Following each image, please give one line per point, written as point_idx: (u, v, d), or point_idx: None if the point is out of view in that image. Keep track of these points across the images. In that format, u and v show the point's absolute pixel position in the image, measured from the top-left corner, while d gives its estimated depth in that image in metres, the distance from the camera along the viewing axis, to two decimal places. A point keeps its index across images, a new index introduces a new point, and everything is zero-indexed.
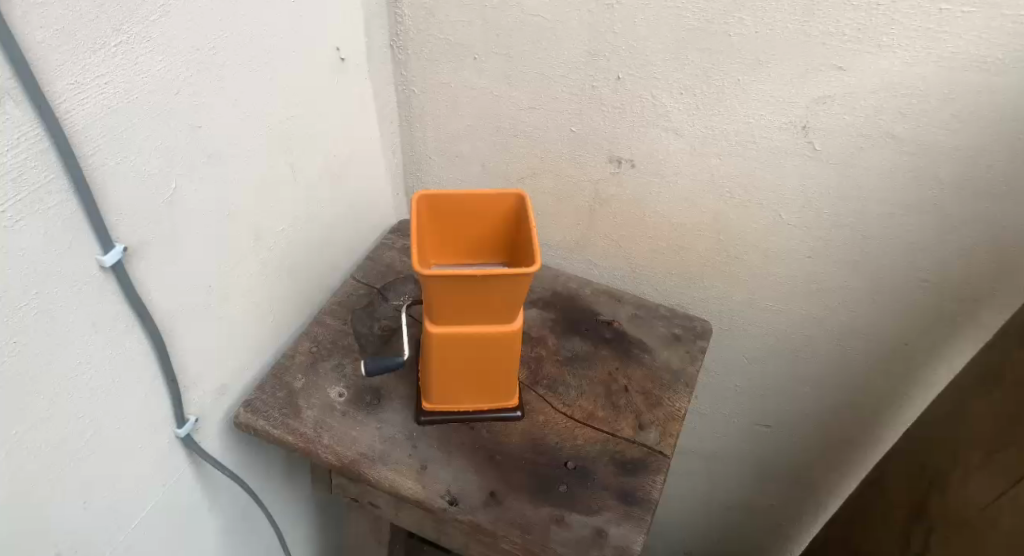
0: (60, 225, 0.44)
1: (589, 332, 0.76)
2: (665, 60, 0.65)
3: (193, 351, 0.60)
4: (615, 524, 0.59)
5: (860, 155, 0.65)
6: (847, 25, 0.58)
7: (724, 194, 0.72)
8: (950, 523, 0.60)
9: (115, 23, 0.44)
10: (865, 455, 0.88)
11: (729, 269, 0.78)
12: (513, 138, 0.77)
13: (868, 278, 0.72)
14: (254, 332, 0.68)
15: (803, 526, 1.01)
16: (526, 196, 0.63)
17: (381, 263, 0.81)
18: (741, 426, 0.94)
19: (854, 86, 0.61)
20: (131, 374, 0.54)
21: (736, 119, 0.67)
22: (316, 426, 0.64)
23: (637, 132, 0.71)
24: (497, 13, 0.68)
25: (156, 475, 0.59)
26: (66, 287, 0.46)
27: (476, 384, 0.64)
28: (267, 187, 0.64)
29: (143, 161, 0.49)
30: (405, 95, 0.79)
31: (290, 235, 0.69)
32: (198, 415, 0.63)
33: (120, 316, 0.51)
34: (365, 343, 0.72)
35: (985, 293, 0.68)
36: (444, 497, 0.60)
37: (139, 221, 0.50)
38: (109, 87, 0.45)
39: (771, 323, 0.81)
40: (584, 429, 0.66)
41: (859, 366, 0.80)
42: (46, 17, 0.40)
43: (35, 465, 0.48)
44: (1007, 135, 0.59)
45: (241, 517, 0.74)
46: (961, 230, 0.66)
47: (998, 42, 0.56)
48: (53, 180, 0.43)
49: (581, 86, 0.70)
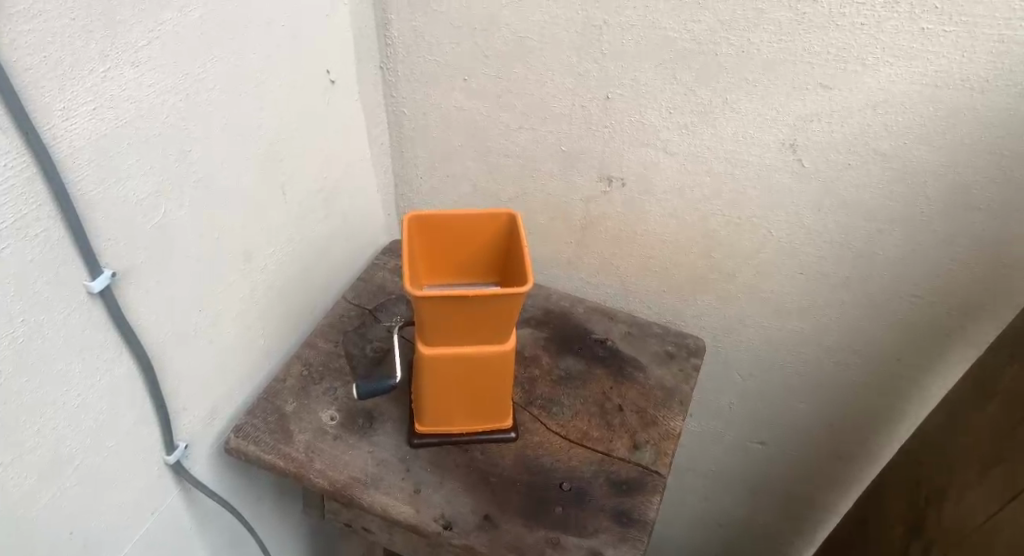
0: (48, 251, 0.44)
1: (582, 350, 0.76)
2: (653, 80, 0.66)
3: (182, 376, 0.59)
4: (611, 546, 0.58)
5: (849, 173, 0.65)
6: (833, 44, 0.59)
7: (713, 211, 0.72)
8: (948, 539, 0.60)
9: (103, 49, 0.44)
10: (861, 472, 0.87)
11: (721, 285, 0.78)
12: (503, 158, 0.77)
13: (860, 294, 0.72)
14: (245, 356, 0.67)
15: (804, 544, 1.00)
16: (518, 215, 0.63)
17: (373, 283, 0.81)
18: (737, 444, 0.93)
19: (841, 104, 0.61)
20: (120, 400, 0.53)
21: (725, 137, 0.67)
22: (308, 450, 0.63)
23: (626, 150, 0.71)
24: (486, 35, 0.69)
25: (145, 503, 0.59)
26: (54, 315, 0.46)
27: (470, 405, 0.63)
28: (258, 211, 0.63)
29: (132, 186, 0.49)
30: (395, 116, 0.79)
31: (280, 258, 0.69)
32: (187, 441, 0.62)
33: (108, 342, 0.51)
34: (357, 365, 0.71)
35: (977, 307, 0.68)
36: (438, 521, 0.59)
37: (127, 246, 0.50)
38: (98, 112, 0.45)
39: (764, 340, 0.80)
40: (579, 450, 0.65)
41: (854, 382, 0.79)
42: (33, 44, 0.40)
43: (19, 494, 0.47)
44: (993, 152, 0.59)
45: (232, 543, 0.74)
46: (951, 246, 0.65)
47: (981, 60, 0.56)
48: (41, 206, 0.43)
49: (570, 106, 0.70)
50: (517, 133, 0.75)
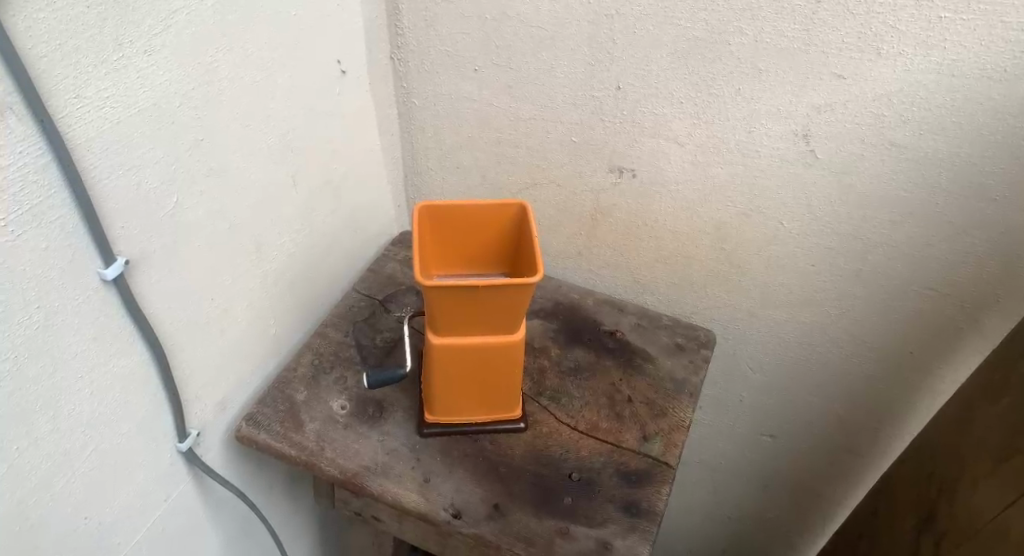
0: (62, 239, 0.45)
1: (591, 342, 0.76)
2: (665, 70, 0.65)
3: (194, 365, 0.60)
4: (620, 537, 0.58)
5: (862, 163, 0.64)
6: (848, 34, 0.58)
7: (724, 202, 0.72)
8: (958, 533, 0.59)
9: (116, 38, 0.45)
10: (872, 466, 0.87)
11: (731, 278, 0.77)
12: (513, 149, 0.77)
13: (873, 286, 0.72)
14: (255, 345, 0.68)
15: (813, 538, 1.00)
16: (528, 205, 0.63)
17: (383, 274, 0.82)
18: (745, 436, 0.93)
19: (855, 94, 0.61)
20: (133, 388, 0.54)
21: (737, 128, 0.66)
22: (318, 439, 0.64)
23: (637, 141, 0.71)
24: (497, 25, 0.68)
25: (158, 490, 0.59)
26: (67, 301, 0.46)
27: (478, 395, 0.63)
28: (270, 200, 0.64)
29: (144, 174, 0.49)
30: (405, 107, 0.79)
31: (291, 248, 0.69)
32: (199, 429, 0.63)
33: (121, 330, 0.51)
34: (366, 355, 0.72)
35: (991, 300, 0.67)
36: (448, 510, 0.59)
37: (140, 234, 0.50)
38: (111, 100, 0.45)
39: (775, 333, 0.80)
40: (588, 440, 0.66)
41: (864, 374, 0.79)
42: (47, 32, 0.40)
43: (35, 480, 0.48)
44: (1009, 143, 0.59)
45: (244, 531, 0.74)
46: (966, 238, 0.65)
47: (999, 49, 0.55)
48: (54, 193, 0.43)
49: (581, 96, 0.70)
50: (528, 123, 0.74)
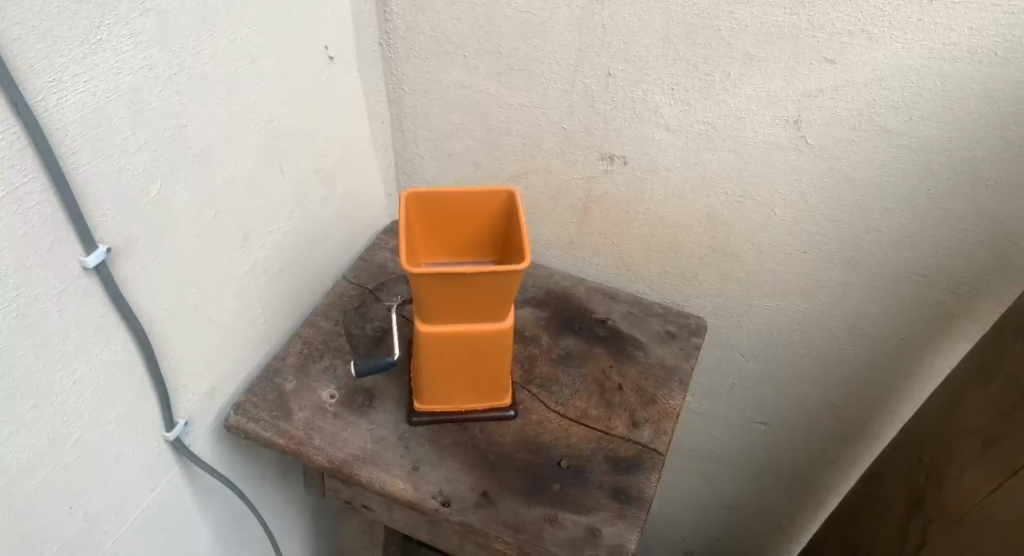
0: (41, 226, 0.44)
1: (582, 330, 0.75)
2: (655, 55, 0.65)
3: (180, 354, 0.59)
4: (609, 524, 0.58)
5: (853, 149, 0.64)
6: (838, 18, 0.57)
7: (714, 191, 0.72)
8: (947, 517, 0.60)
9: (92, 20, 0.44)
10: (864, 452, 0.87)
11: (724, 265, 0.77)
12: (504, 136, 0.77)
13: (864, 273, 0.71)
14: (244, 334, 0.68)
15: (805, 525, 1.01)
16: (517, 192, 0.62)
17: (373, 263, 0.81)
18: (738, 424, 0.93)
19: (844, 78, 0.60)
20: (117, 376, 0.53)
21: (728, 113, 0.66)
22: (306, 428, 0.64)
23: (626, 128, 0.71)
24: (487, 10, 0.68)
25: (146, 479, 0.59)
26: (46, 289, 0.46)
27: (468, 383, 0.63)
28: (256, 188, 0.63)
29: (127, 160, 0.49)
30: (396, 95, 0.79)
31: (279, 237, 0.69)
32: (186, 419, 0.63)
33: (103, 318, 0.51)
34: (356, 343, 0.72)
35: (984, 287, 0.67)
36: (437, 498, 0.59)
37: (122, 220, 0.50)
38: (90, 85, 0.45)
39: (767, 320, 0.80)
40: (578, 428, 0.65)
41: (857, 361, 0.79)
42: (21, 14, 0.40)
43: (19, 468, 0.47)
44: (1000, 127, 0.58)
45: (235, 520, 0.75)
46: (958, 223, 0.64)
47: (990, 32, 0.55)
48: (33, 180, 0.43)
49: (571, 81, 0.69)
50: (518, 110, 0.74)
